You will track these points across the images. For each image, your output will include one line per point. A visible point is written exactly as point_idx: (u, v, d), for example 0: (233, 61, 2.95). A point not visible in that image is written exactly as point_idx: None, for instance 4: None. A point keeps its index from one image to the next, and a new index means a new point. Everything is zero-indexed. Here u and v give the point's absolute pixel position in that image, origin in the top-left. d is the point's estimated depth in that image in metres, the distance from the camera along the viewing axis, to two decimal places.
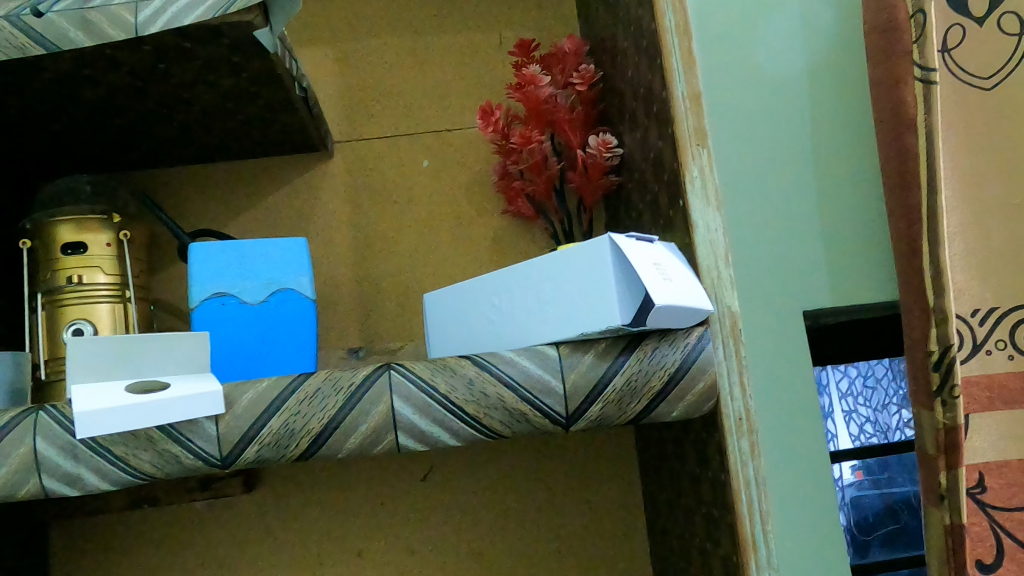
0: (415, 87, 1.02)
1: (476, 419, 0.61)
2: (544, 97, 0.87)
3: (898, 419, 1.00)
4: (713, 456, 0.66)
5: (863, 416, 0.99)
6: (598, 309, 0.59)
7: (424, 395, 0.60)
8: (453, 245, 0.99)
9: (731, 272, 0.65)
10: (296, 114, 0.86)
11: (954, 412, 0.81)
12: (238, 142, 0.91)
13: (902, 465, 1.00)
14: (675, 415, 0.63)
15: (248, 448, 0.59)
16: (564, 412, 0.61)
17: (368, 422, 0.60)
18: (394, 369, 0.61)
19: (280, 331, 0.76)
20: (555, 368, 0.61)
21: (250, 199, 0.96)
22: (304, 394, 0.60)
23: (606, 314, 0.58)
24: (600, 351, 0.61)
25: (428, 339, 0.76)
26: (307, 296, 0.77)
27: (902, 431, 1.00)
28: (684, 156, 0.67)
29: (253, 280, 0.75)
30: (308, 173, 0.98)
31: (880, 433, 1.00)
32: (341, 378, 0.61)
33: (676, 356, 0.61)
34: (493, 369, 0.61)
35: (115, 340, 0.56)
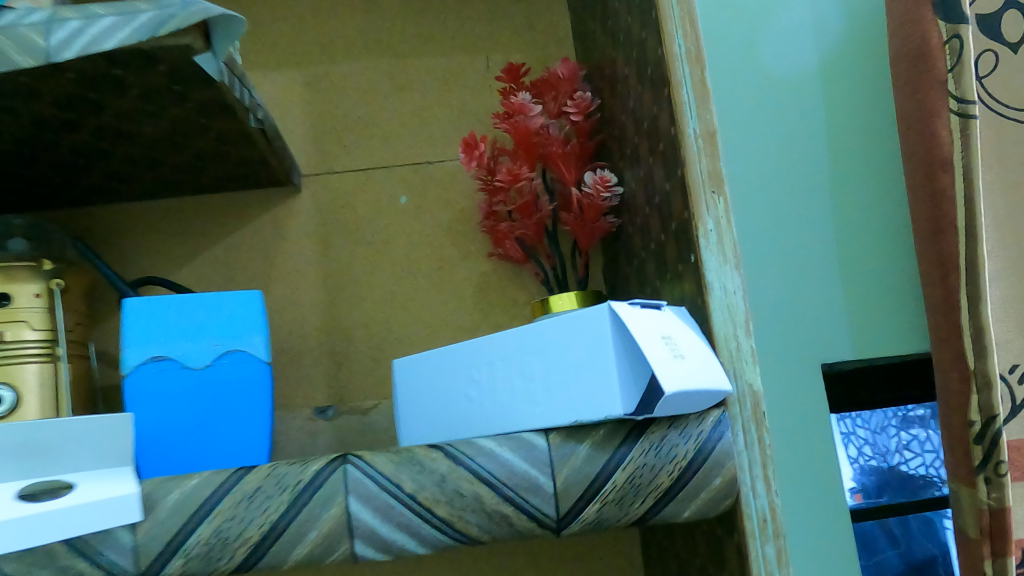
0: (394, 115, 0.92)
1: (450, 523, 0.50)
2: (534, 129, 0.78)
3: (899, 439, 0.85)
4: (730, 557, 0.56)
5: (860, 437, 0.84)
6: (595, 393, 0.49)
7: (386, 495, 0.50)
8: (434, 290, 0.89)
9: (753, 343, 0.55)
10: (256, 147, 0.75)
11: (1000, 492, 0.71)
12: (192, 177, 0.81)
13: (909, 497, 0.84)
14: (686, 515, 0.53)
15: (170, 563, 0.48)
16: (554, 515, 0.51)
17: (319, 528, 0.49)
18: (351, 463, 0.51)
19: (228, 401, 0.65)
20: (544, 462, 0.51)
21: (209, 240, 0.87)
22: (241, 494, 0.49)
23: (606, 401, 0.49)
24: (599, 441, 0.51)
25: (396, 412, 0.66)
26: (262, 359, 0.67)
27: (902, 456, 0.85)
28: (696, 205, 0.57)
29: (198, 342, 0.65)
30: (275, 210, 0.89)
31: (880, 456, 0.84)
32: (288, 473, 0.50)
33: (689, 447, 0.51)
34: (469, 463, 0.51)
35: (15, 429, 0.46)
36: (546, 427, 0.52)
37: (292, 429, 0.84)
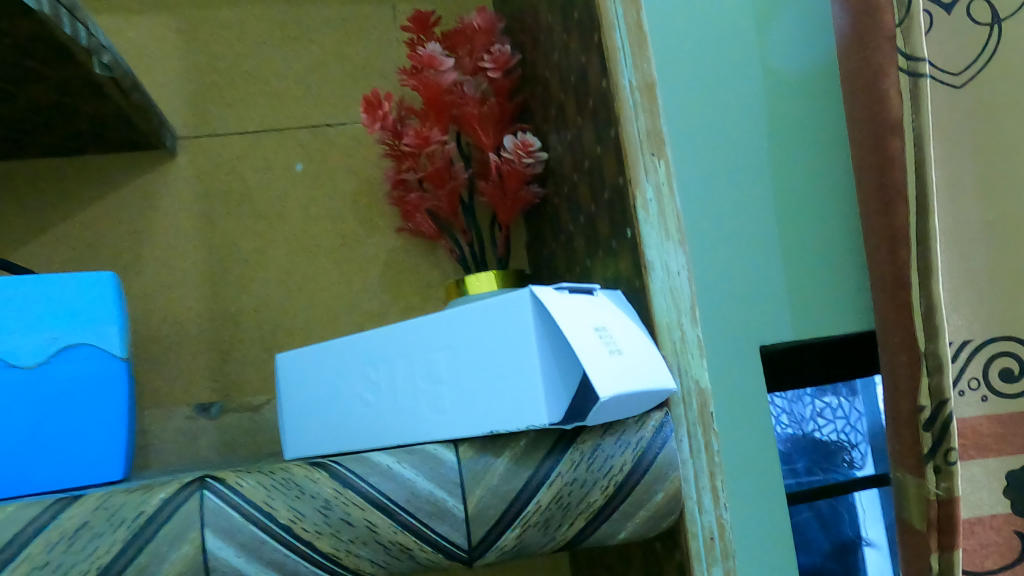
0: (286, 70, 0.81)
1: (335, 559, 0.41)
2: (446, 85, 0.68)
3: (811, 406, 0.79)
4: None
5: (775, 408, 0.77)
6: (514, 397, 0.40)
7: (254, 528, 0.40)
8: (334, 269, 0.78)
9: (699, 332, 0.47)
10: (107, 101, 0.62)
11: (950, 482, 0.62)
12: (37, 138, 0.68)
13: (833, 467, 0.79)
14: (624, 537, 0.44)
15: None
16: (465, 545, 0.42)
17: (165, 573, 0.39)
18: (211, 489, 0.40)
19: (77, 405, 0.53)
20: (453, 481, 0.42)
21: (64, 212, 0.73)
22: (59, 534, 0.38)
23: (525, 409, 0.40)
24: (520, 454, 0.42)
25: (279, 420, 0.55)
26: (117, 354, 0.55)
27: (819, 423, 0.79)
28: (633, 170, 0.48)
29: (32, 336, 0.52)
30: (146, 178, 0.76)
31: (796, 425, 0.78)
32: (124, 505, 0.39)
33: (626, 458, 0.43)
34: (361, 484, 0.41)
35: None
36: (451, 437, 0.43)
37: (168, 431, 0.72)
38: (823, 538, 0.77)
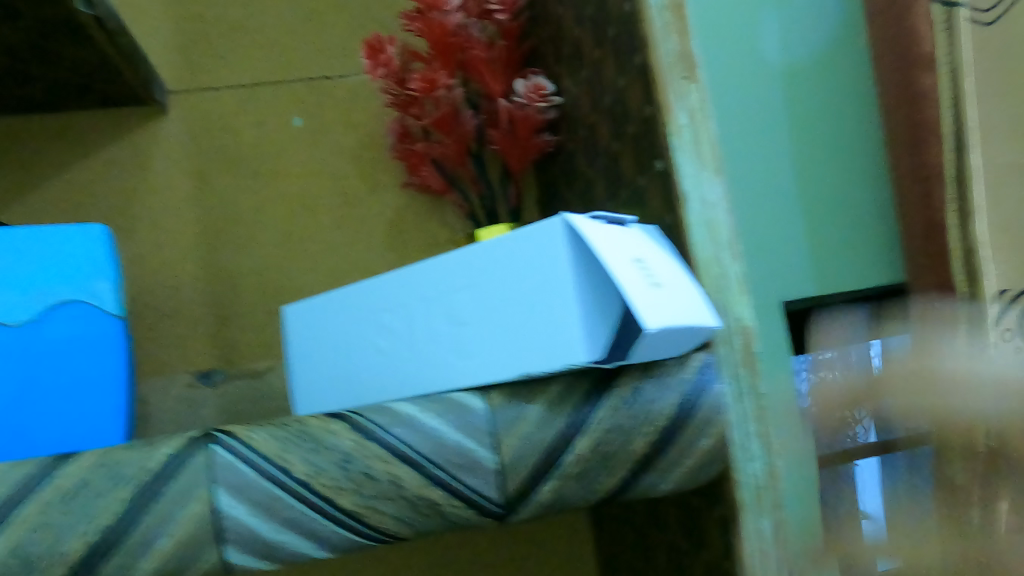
0: (280, 20, 0.76)
1: (358, 516, 0.37)
2: (452, 27, 0.64)
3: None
4: (711, 529, 0.47)
5: None
6: (546, 334, 0.37)
7: (269, 484, 0.37)
8: (337, 228, 0.75)
9: (740, 269, 0.44)
10: (92, 45, 0.58)
11: None
12: (17, 90, 0.64)
13: None
14: (666, 488, 0.41)
15: None
16: (498, 498, 0.39)
17: (173, 534, 0.35)
18: (218, 445, 0.37)
19: (73, 366, 0.50)
20: (483, 431, 0.38)
21: (48, 170, 0.69)
22: (53, 493, 0.35)
23: (561, 347, 0.37)
24: (554, 400, 0.39)
25: (293, 380, 0.53)
26: (112, 312, 0.52)
27: None
28: (665, 95, 0.45)
29: (19, 292, 0.49)
30: (135, 135, 0.72)
31: None
32: (125, 462, 0.36)
33: (669, 403, 0.40)
34: (382, 436, 0.38)
35: None
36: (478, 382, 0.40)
37: (167, 400, 0.69)
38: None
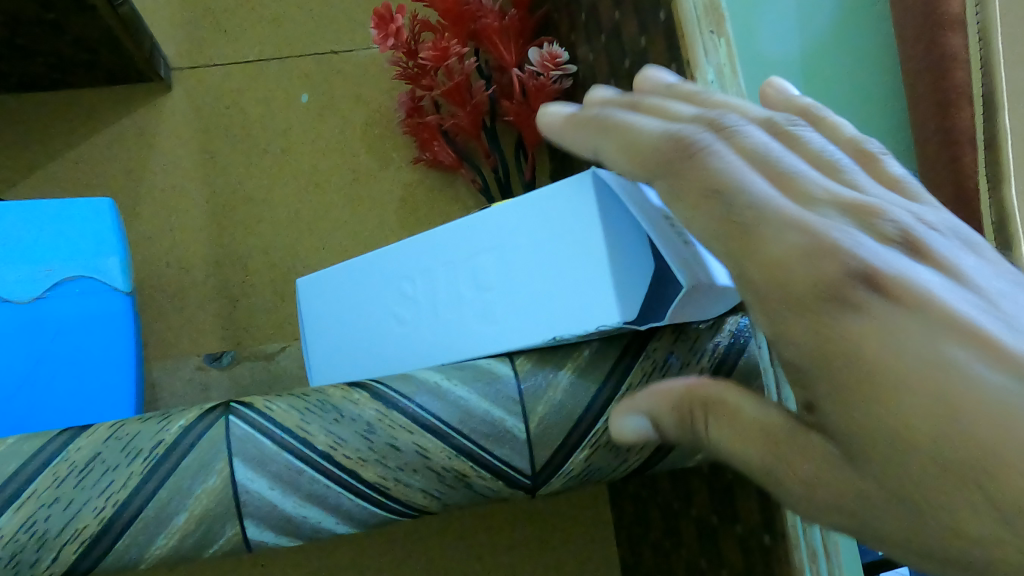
0: None
1: (383, 490, 0.36)
2: None
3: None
4: (746, 505, 0.44)
5: None
6: (578, 295, 0.35)
7: (289, 456, 0.35)
8: (347, 207, 0.73)
9: None
10: (94, 16, 0.56)
11: None
12: (18, 66, 0.62)
13: None
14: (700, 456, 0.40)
15: None
16: (528, 469, 0.37)
17: (190, 510, 0.34)
18: (236, 416, 0.35)
19: (81, 343, 0.48)
20: (510, 400, 0.37)
21: (52, 151, 0.68)
22: (66, 468, 0.33)
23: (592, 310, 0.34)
24: (583, 367, 0.37)
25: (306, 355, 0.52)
26: (119, 288, 0.50)
27: None
28: (691, 52, 0.42)
29: (25, 267, 0.47)
30: (138, 112, 0.70)
31: None
32: (139, 436, 0.35)
33: (704, 367, 0.38)
34: (404, 406, 0.36)
35: None
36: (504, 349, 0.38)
37: (177, 382, 0.67)
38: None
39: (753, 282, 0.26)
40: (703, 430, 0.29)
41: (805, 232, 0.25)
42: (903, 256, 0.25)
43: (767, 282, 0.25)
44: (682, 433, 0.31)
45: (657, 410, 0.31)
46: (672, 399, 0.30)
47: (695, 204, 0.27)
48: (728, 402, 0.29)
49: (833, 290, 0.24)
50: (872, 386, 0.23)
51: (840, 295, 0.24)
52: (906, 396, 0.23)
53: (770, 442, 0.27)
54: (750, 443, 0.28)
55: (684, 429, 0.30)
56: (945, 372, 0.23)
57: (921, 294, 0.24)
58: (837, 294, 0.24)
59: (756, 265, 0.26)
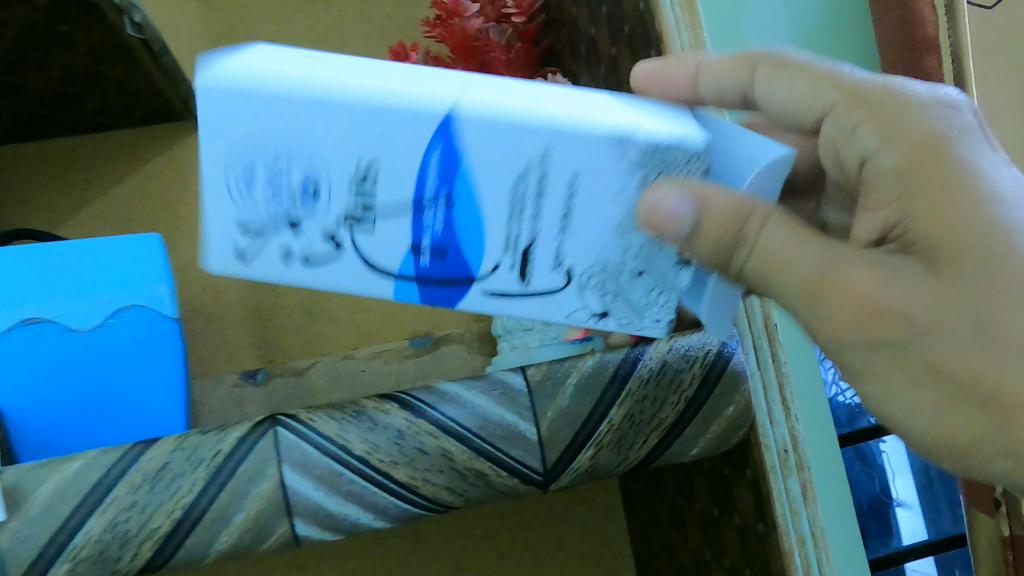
0: (306, 33, 0.80)
1: (412, 488, 0.41)
2: (472, 32, 0.66)
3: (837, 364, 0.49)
4: (741, 495, 0.49)
5: None
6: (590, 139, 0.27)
7: (331, 461, 0.40)
8: None
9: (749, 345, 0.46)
10: (138, 65, 0.62)
11: None
12: (67, 112, 0.68)
13: None
14: (695, 453, 0.45)
15: (53, 569, 0.37)
16: (541, 468, 0.42)
17: (248, 510, 0.39)
18: (283, 426, 0.40)
19: (136, 366, 0.54)
20: (523, 405, 0.41)
21: (97, 188, 0.73)
22: (140, 476, 0.39)
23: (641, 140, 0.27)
24: (588, 375, 0.42)
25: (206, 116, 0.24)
26: (168, 313, 0.55)
27: None
28: None
29: (86, 298, 0.53)
30: (174, 148, 0.75)
31: None
32: (200, 446, 0.40)
33: (694, 372, 0.42)
34: (430, 413, 0.41)
35: None
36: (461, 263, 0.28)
37: (216, 399, 0.72)
38: (870, 487, 0.50)
39: (855, 91, 0.31)
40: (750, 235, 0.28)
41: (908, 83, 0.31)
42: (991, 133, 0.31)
43: (871, 91, 0.31)
44: (726, 248, 0.28)
45: (713, 199, 0.27)
46: (734, 207, 0.27)
47: (798, 63, 0.33)
48: (773, 216, 0.28)
49: (948, 106, 0.30)
50: (964, 179, 0.28)
51: (957, 118, 0.30)
52: (984, 191, 0.28)
53: (803, 248, 0.29)
54: (791, 243, 0.29)
55: (726, 234, 0.28)
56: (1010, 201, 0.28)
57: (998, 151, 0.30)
58: (956, 116, 0.30)
59: (863, 79, 0.31)
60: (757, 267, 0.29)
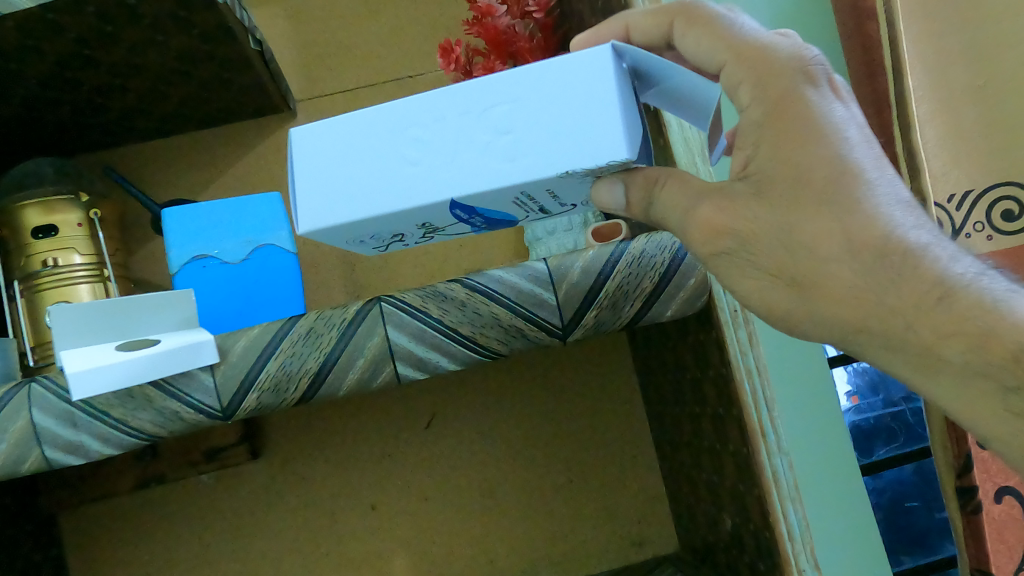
0: (371, 36, 0.99)
1: (473, 339, 0.60)
2: (502, 27, 0.85)
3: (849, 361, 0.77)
4: (712, 354, 0.67)
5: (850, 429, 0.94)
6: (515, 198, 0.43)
7: (418, 323, 0.60)
8: None
9: (741, 334, 0.63)
10: (252, 71, 0.83)
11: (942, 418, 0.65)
12: (199, 112, 0.90)
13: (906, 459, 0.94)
14: (670, 314, 0.63)
15: (249, 396, 0.59)
16: (560, 324, 0.61)
17: (366, 355, 0.60)
18: (386, 301, 0.60)
19: (270, 284, 0.74)
20: (546, 281, 0.60)
21: (219, 170, 0.95)
22: (297, 335, 0.59)
23: (601, 148, 0.37)
24: (592, 258, 0.60)
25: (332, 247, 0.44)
26: (288, 249, 0.76)
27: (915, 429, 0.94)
28: None
29: (232, 239, 0.74)
30: (273, 135, 0.96)
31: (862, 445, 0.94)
32: (333, 315, 0.60)
33: (665, 256, 0.61)
34: (483, 288, 0.60)
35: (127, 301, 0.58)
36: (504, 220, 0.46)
37: None
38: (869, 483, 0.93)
39: (778, 151, 0.41)
40: (658, 195, 0.43)
41: (802, 215, 0.41)
42: (822, 265, 0.41)
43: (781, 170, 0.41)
44: (647, 203, 0.43)
45: (631, 187, 0.42)
46: (645, 178, 0.42)
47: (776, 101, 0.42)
48: (659, 208, 0.43)
49: (794, 238, 0.41)
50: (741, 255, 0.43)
51: (802, 241, 0.41)
52: (768, 246, 0.42)
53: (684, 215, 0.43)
54: (671, 211, 0.43)
55: (644, 197, 0.43)
56: (870, 198, 0.40)
57: (814, 274, 0.41)
58: (803, 240, 0.41)
59: (773, 157, 0.41)
60: (661, 210, 0.43)
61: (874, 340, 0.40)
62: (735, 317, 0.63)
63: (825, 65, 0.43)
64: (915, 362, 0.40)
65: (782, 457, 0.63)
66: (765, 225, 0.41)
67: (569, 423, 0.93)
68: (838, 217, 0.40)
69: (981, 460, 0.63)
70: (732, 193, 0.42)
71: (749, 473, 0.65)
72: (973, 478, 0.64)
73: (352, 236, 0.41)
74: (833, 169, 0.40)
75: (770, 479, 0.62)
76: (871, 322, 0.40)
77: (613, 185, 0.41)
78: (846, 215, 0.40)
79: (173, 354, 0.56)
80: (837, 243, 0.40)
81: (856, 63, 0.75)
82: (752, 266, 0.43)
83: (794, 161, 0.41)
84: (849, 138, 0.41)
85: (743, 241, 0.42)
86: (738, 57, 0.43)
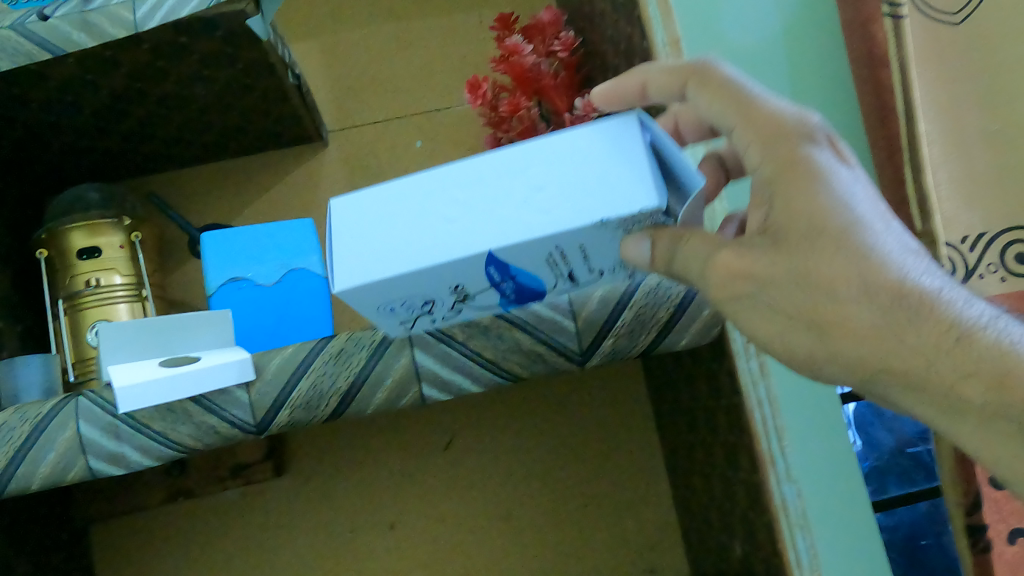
0: (402, 71, 1.04)
1: (495, 363, 0.63)
2: (528, 65, 0.89)
3: None
4: (724, 383, 0.69)
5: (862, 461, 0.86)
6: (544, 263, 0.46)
7: (443, 346, 0.62)
8: None
9: (752, 365, 0.66)
10: (289, 103, 0.87)
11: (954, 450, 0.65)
12: (237, 141, 0.94)
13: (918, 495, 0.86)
14: (683, 343, 0.66)
15: (281, 413, 0.62)
16: (578, 349, 0.64)
17: (393, 376, 0.63)
18: None
19: (302, 305, 0.78)
20: (566, 310, 0.62)
21: (253, 196, 0.99)
22: (328, 355, 0.62)
23: (624, 198, 0.40)
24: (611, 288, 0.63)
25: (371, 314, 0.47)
26: (320, 274, 0.79)
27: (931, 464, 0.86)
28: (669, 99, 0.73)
29: (267, 262, 0.78)
30: (306, 164, 1.00)
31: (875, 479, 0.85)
32: (363, 336, 0.63)
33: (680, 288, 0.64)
34: (505, 314, 0.63)
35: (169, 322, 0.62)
36: (534, 289, 0.50)
37: None
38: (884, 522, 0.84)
39: (791, 203, 0.43)
40: (681, 248, 0.45)
41: (820, 261, 0.42)
42: (842, 310, 0.42)
43: (797, 221, 0.43)
44: (673, 255, 0.45)
45: (657, 242, 0.44)
46: (670, 233, 0.45)
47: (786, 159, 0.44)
48: (684, 263, 0.46)
49: (812, 284, 0.42)
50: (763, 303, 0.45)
51: (821, 286, 0.42)
52: (788, 294, 0.43)
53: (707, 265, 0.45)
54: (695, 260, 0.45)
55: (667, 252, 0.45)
56: (882, 245, 0.42)
57: (835, 320, 0.42)
58: (822, 286, 0.42)
59: (788, 209, 0.44)
60: (683, 263, 0.46)
61: (897, 382, 0.42)
62: (748, 350, 0.66)
63: (828, 128, 0.46)
64: (938, 404, 0.42)
65: (789, 483, 0.66)
66: (782, 272, 0.43)
67: (585, 449, 0.95)
68: (852, 261, 0.42)
69: (992, 496, 0.64)
70: (750, 244, 0.45)
71: (757, 500, 0.68)
72: (984, 516, 0.65)
73: (391, 297, 0.45)
74: (843, 219, 0.42)
75: (778, 506, 0.65)
76: (897, 364, 0.42)
77: (642, 238, 0.44)
78: (860, 260, 0.42)
79: (213, 372, 0.59)
80: (855, 287, 0.42)
81: (870, 106, 0.78)
82: (774, 315, 0.45)
83: (809, 212, 0.43)
84: (856, 191, 0.44)
85: (764, 289, 0.44)
86: (746, 120, 0.46)
